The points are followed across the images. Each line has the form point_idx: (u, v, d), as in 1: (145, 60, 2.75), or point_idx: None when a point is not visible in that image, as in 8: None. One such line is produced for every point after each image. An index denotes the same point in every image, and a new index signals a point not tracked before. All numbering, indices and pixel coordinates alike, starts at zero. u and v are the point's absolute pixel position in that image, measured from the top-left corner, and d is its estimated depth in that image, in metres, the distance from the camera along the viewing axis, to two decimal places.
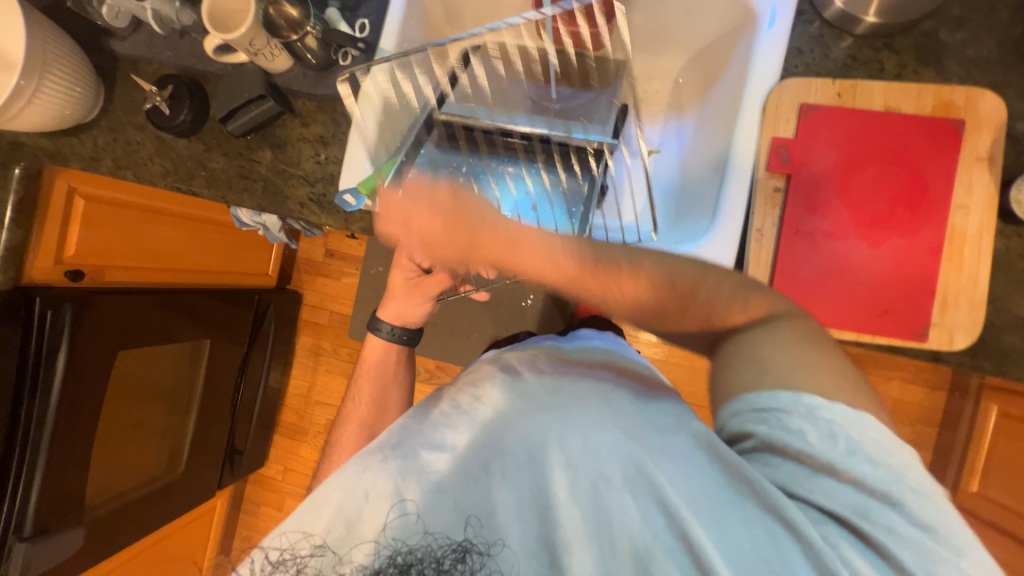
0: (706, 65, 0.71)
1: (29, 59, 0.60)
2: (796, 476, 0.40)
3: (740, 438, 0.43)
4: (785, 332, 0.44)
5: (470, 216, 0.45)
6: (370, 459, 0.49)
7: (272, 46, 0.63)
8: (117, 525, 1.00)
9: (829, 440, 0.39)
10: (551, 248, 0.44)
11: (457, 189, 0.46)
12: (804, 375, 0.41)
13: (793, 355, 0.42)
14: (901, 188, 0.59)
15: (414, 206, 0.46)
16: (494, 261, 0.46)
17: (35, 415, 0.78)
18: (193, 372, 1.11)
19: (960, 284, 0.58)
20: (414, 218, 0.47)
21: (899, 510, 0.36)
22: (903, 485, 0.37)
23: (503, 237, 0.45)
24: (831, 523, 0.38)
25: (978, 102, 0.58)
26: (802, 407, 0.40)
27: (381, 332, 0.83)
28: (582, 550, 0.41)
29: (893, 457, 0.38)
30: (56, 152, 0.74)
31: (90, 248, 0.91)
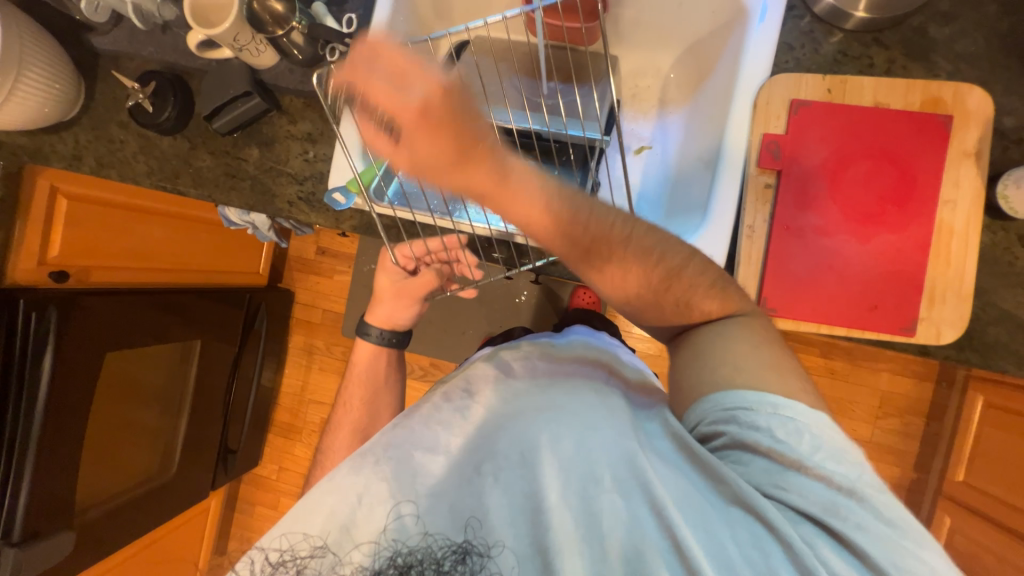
0: (699, 59, 0.70)
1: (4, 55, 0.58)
2: (770, 474, 0.41)
3: (712, 437, 0.45)
4: (747, 335, 0.48)
5: (467, 120, 0.34)
6: (363, 461, 0.48)
7: (257, 41, 0.62)
8: (109, 527, 0.99)
9: (792, 435, 0.41)
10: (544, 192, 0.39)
11: (452, 76, 0.34)
12: (768, 377, 0.45)
13: (755, 356, 0.47)
14: (890, 185, 0.60)
15: (402, 91, 0.33)
16: (479, 192, 0.38)
17: (21, 418, 0.76)
18: (184, 372, 1.09)
19: (947, 280, 0.58)
20: (397, 107, 0.33)
21: (865, 505, 0.38)
22: (864, 480, 0.39)
23: (499, 167, 0.37)
24: (806, 522, 0.39)
25: (967, 98, 0.59)
26: (767, 404, 0.43)
27: (369, 336, 0.82)
28: (575, 555, 0.41)
29: (850, 453, 0.41)
30: (37, 151, 0.72)
31: (75, 248, 0.89)
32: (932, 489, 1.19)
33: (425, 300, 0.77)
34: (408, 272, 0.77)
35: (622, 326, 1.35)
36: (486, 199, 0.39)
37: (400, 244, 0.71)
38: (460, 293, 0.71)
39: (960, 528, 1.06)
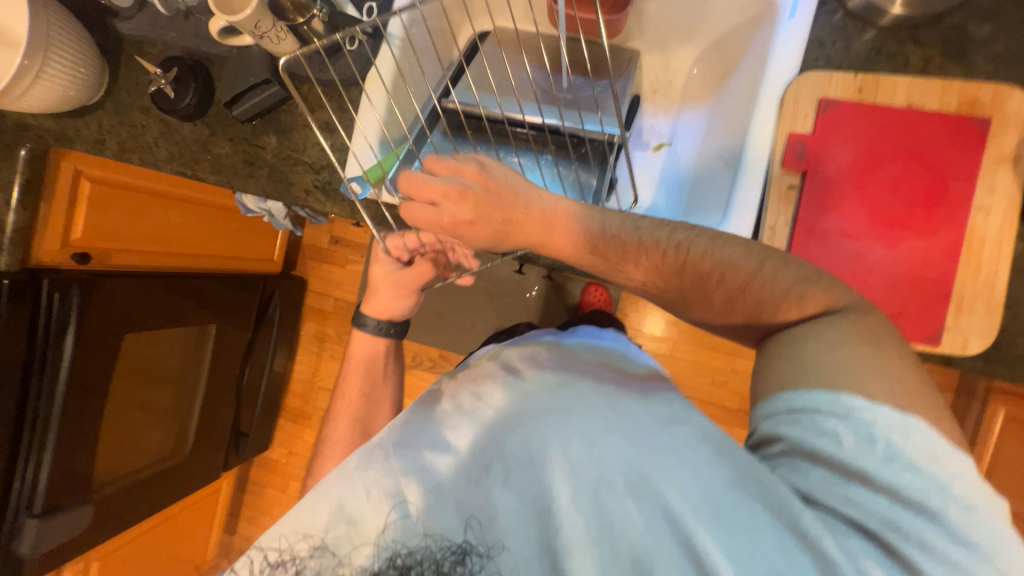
0: (724, 54, 0.67)
1: (33, 38, 0.59)
2: (828, 484, 0.38)
3: (770, 442, 0.43)
4: (839, 334, 0.42)
5: (498, 197, 0.47)
6: (370, 457, 0.49)
7: (278, 29, 0.61)
8: (125, 502, 1.02)
9: (864, 444, 0.37)
10: (586, 221, 0.48)
11: (473, 170, 0.47)
12: (851, 379, 0.39)
13: (839, 358, 0.41)
14: (921, 189, 0.58)
15: (438, 212, 0.47)
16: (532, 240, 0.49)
17: (45, 394, 0.79)
18: (199, 356, 1.12)
19: (976, 289, 0.56)
20: (441, 221, 0.48)
21: (937, 524, 0.34)
22: (945, 496, 0.35)
23: (540, 220, 0.48)
24: (854, 533, 0.36)
25: (1006, 100, 0.56)
26: (840, 409, 0.39)
27: (366, 326, 0.82)
28: (584, 555, 0.42)
29: (939, 465, 0.36)
30: (63, 134, 0.73)
31: (99, 231, 0.92)
32: None
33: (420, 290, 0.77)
34: (403, 263, 0.77)
35: (633, 324, 1.34)
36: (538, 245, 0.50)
37: (391, 234, 0.72)
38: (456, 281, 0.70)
39: None
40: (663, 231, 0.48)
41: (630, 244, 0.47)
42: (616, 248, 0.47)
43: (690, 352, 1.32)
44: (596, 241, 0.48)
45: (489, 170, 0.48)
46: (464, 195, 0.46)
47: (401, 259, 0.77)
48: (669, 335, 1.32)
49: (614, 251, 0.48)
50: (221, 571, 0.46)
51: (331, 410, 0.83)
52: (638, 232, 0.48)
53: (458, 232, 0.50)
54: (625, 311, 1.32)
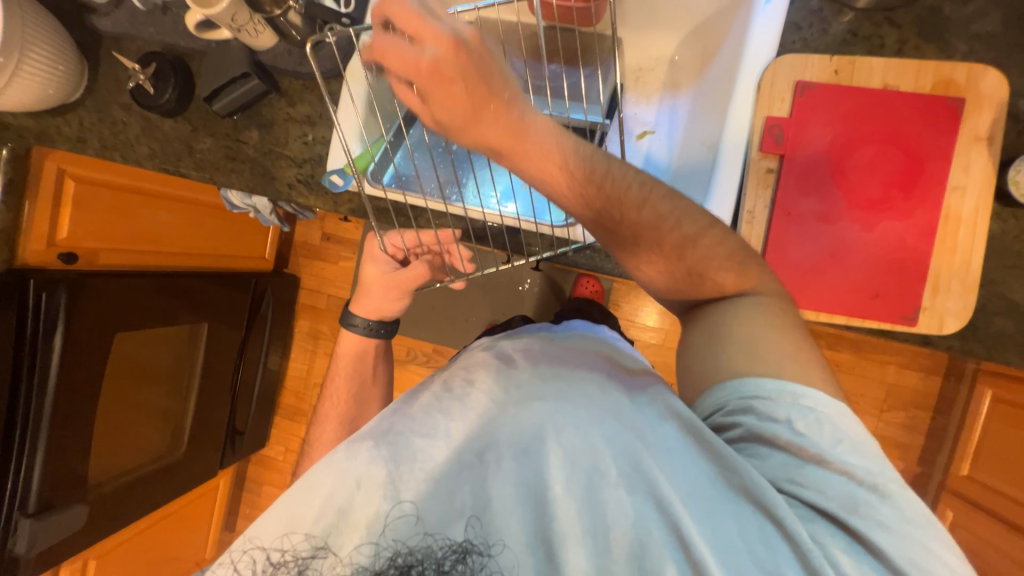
0: (704, 41, 0.67)
1: (9, 16, 0.58)
2: (786, 468, 0.40)
3: (725, 429, 0.43)
4: (767, 322, 0.45)
5: (486, 70, 0.36)
6: (359, 447, 0.48)
7: (255, 22, 0.61)
8: (121, 501, 1.03)
9: (813, 428, 0.39)
10: (564, 150, 0.41)
11: (472, 32, 0.37)
12: (791, 368, 0.42)
13: (760, 336, 0.44)
14: (898, 170, 0.58)
15: (417, 51, 0.35)
16: (498, 145, 0.40)
17: (35, 396, 0.79)
18: (192, 356, 1.12)
19: (952, 268, 0.57)
20: (415, 66, 0.35)
21: (887, 501, 0.37)
22: (886, 476, 0.38)
23: (514, 121, 0.39)
24: (819, 520, 0.38)
25: (980, 79, 0.57)
26: (787, 394, 0.40)
27: (354, 326, 0.81)
28: (578, 545, 0.42)
29: (872, 448, 0.39)
30: (44, 133, 0.73)
31: (84, 231, 0.91)
32: (936, 483, 1.19)
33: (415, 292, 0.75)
34: (397, 262, 0.77)
35: (625, 316, 1.34)
36: (503, 155, 0.41)
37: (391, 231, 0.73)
38: (450, 283, 0.69)
39: (962, 521, 1.06)
40: (636, 175, 0.45)
41: (592, 176, 0.42)
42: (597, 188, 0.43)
43: None
44: (583, 179, 0.42)
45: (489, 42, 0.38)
46: (456, 49, 0.35)
47: (396, 258, 0.77)
48: (663, 326, 1.32)
49: (584, 183, 0.42)
50: (220, 567, 0.46)
51: (315, 409, 0.83)
52: (615, 196, 0.44)
53: (421, 93, 0.37)
54: (618, 302, 1.33)
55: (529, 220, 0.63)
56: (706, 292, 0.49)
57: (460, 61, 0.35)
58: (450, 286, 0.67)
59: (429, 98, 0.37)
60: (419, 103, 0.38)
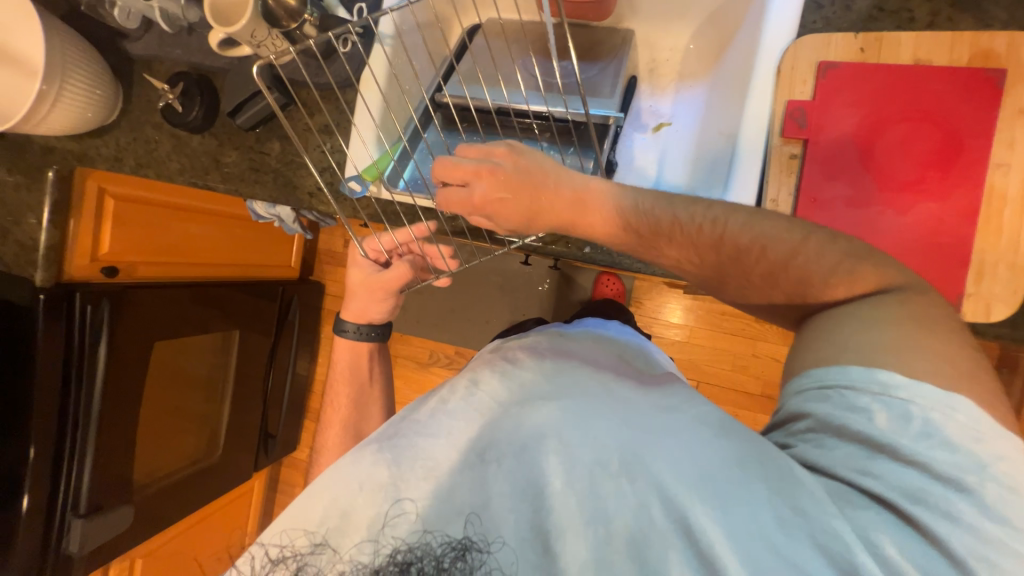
0: (720, 29, 0.66)
1: (50, 47, 0.62)
2: (854, 459, 0.36)
3: (797, 419, 0.41)
4: (885, 314, 0.39)
5: (530, 180, 0.46)
6: (362, 451, 0.48)
7: (274, 37, 0.62)
8: (164, 503, 1.08)
9: (898, 421, 0.35)
10: (619, 208, 0.46)
11: (507, 157, 0.47)
12: (896, 359, 0.37)
13: (869, 331, 0.39)
14: (933, 149, 0.55)
15: (469, 192, 0.47)
16: (560, 221, 0.48)
17: (83, 403, 0.84)
18: (225, 362, 1.17)
19: (998, 251, 0.53)
20: (472, 202, 0.48)
21: (968, 498, 0.33)
22: (984, 474, 0.33)
23: (571, 195, 0.46)
24: (876, 508, 0.34)
25: (1023, 49, 0.53)
26: (875, 385, 0.37)
27: (347, 333, 0.83)
28: (576, 538, 0.40)
29: (983, 448, 0.34)
30: (84, 154, 0.77)
31: (122, 245, 0.96)
32: None
33: (400, 292, 0.76)
34: (380, 265, 0.78)
35: (648, 313, 1.32)
36: (570, 228, 0.48)
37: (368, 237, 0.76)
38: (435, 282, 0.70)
39: None
40: (700, 213, 0.45)
41: (648, 231, 0.46)
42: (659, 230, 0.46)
43: (708, 338, 1.30)
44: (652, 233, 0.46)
45: (523, 152, 0.48)
46: (498, 172, 0.47)
47: (379, 261, 0.79)
48: (687, 322, 1.29)
49: (647, 232, 0.46)
50: (229, 566, 0.48)
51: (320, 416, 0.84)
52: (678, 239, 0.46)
53: (488, 214, 0.49)
54: (640, 299, 1.31)
55: None
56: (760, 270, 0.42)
57: (509, 176, 0.46)
58: (435, 282, 0.70)
59: (489, 208, 0.48)
60: (488, 220, 0.50)
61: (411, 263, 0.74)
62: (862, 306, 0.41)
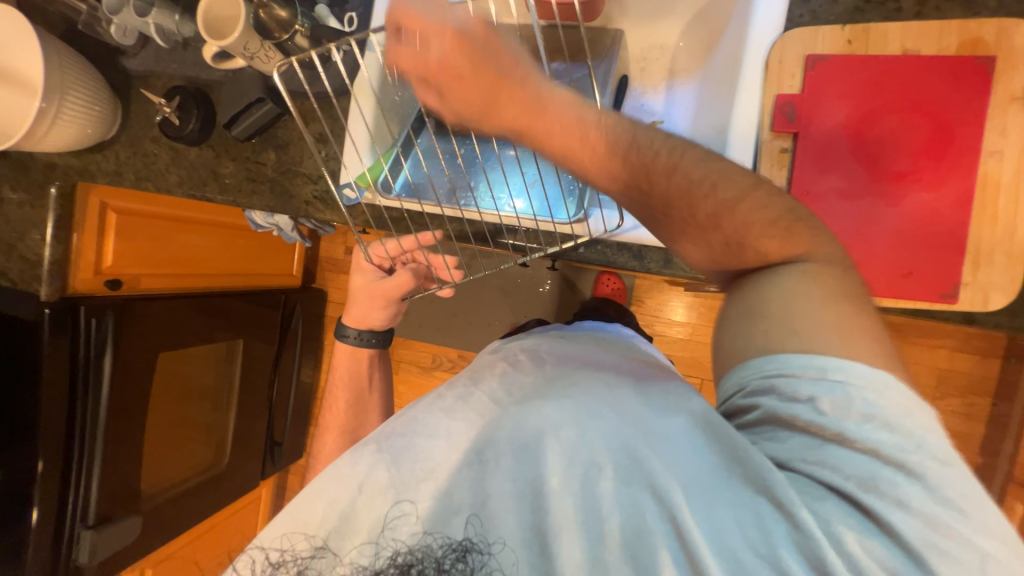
0: (707, 27, 0.66)
1: (48, 66, 0.64)
2: (802, 449, 0.36)
3: (746, 409, 0.39)
4: (812, 291, 0.38)
5: (495, 55, 0.40)
6: (361, 453, 0.48)
7: (267, 49, 0.63)
8: (171, 512, 1.08)
9: (841, 406, 0.35)
10: (583, 124, 0.41)
11: (475, 22, 0.40)
12: (832, 343, 0.36)
13: (812, 313, 0.37)
14: (925, 139, 0.55)
15: (427, 52, 0.40)
16: (517, 124, 0.41)
17: (89, 415, 0.85)
18: (229, 371, 1.17)
19: (995, 239, 0.53)
20: (427, 66, 0.40)
21: (915, 481, 0.32)
22: (924, 454, 0.33)
23: (530, 98, 0.40)
24: (831, 497, 0.34)
25: (1011, 36, 0.53)
26: (812, 370, 0.36)
27: (348, 338, 0.84)
28: (573, 537, 0.40)
29: (916, 425, 0.34)
30: (85, 170, 0.78)
31: (124, 258, 0.97)
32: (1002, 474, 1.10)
33: (402, 299, 0.77)
34: (383, 271, 0.79)
35: (650, 312, 1.32)
36: (526, 135, 0.42)
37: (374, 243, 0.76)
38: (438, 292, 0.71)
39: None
40: (666, 142, 0.42)
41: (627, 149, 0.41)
42: (634, 158, 0.41)
43: (711, 335, 1.29)
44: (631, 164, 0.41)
45: (495, 27, 0.41)
46: (461, 38, 0.39)
47: (382, 267, 0.80)
48: (690, 320, 1.29)
49: (611, 152, 0.41)
50: (228, 569, 0.49)
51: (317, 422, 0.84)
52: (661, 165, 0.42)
53: (440, 90, 0.41)
54: (641, 298, 1.31)
55: (546, 220, 0.63)
56: (749, 262, 0.42)
57: (477, 36, 0.40)
58: (438, 291, 0.71)
59: (442, 82, 0.40)
60: (438, 101, 0.42)
61: (415, 271, 0.75)
62: (786, 279, 0.40)
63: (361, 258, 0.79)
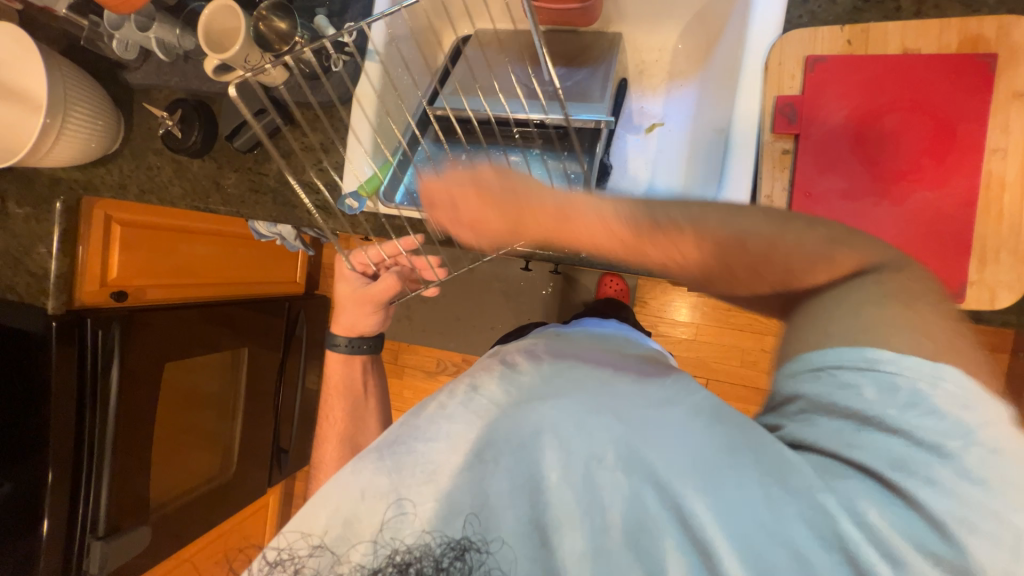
0: (706, 28, 0.66)
1: (53, 83, 0.64)
2: (839, 433, 0.35)
3: (789, 400, 0.39)
4: (873, 295, 0.37)
5: (516, 193, 0.43)
6: (363, 461, 0.47)
7: (266, 61, 0.64)
8: (181, 522, 1.09)
9: (886, 394, 0.33)
10: (603, 213, 0.40)
11: (493, 173, 0.45)
12: (891, 335, 0.35)
13: (870, 313, 0.36)
14: (927, 138, 0.54)
15: (456, 203, 0.46)
16: (550, 232, 0.42)
17: (97, 426, 0.85)
18: (235, 379, 1.18)
19: (1001, 237, 0.52)
20: (462, 221, 0.47)
21: (950, 462, 0.30)
22: (969, 440, 0.31)
23: (551, 209, 0.41)
24: (856, 475, 0.33)
25: (1012, 33, 0.53)
26: (865, 361, 0.35)
27: (338, 346, 0.83)
28: (573, 530, 0.40)
29: (970, 412, 0.31)
30: (90, 183, 0.79)
31: (130, 270, 0.98)
32: None
33: (390, 303, 0.76)
34: (368, 277, 0.80)
35: (653, 313, 1.32)
36: (557, 238, 0.43)
37: (356, 251, 0.79)
38: (422, 292, 0.71)
39: None
40: (688, 212, 0.40)
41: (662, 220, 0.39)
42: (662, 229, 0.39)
43: (716, 335, 1.29)
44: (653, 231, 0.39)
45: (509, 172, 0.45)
46: (483, 191, 0.44)
47: (365, 274, 0.81)
48: (694, 320, 1.29)
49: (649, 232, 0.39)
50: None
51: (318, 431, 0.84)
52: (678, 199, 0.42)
53: (477, 230, 0.47)
54: (645, 299, 1.31)
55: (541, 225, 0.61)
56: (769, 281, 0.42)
57: (495, 185, 0.44)
58: (424, 291, 0.72)
59: (479, 226, 0.46)
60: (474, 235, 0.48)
61: (399, 274, 0.76)
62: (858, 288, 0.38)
63: (343, 265, 0.80)
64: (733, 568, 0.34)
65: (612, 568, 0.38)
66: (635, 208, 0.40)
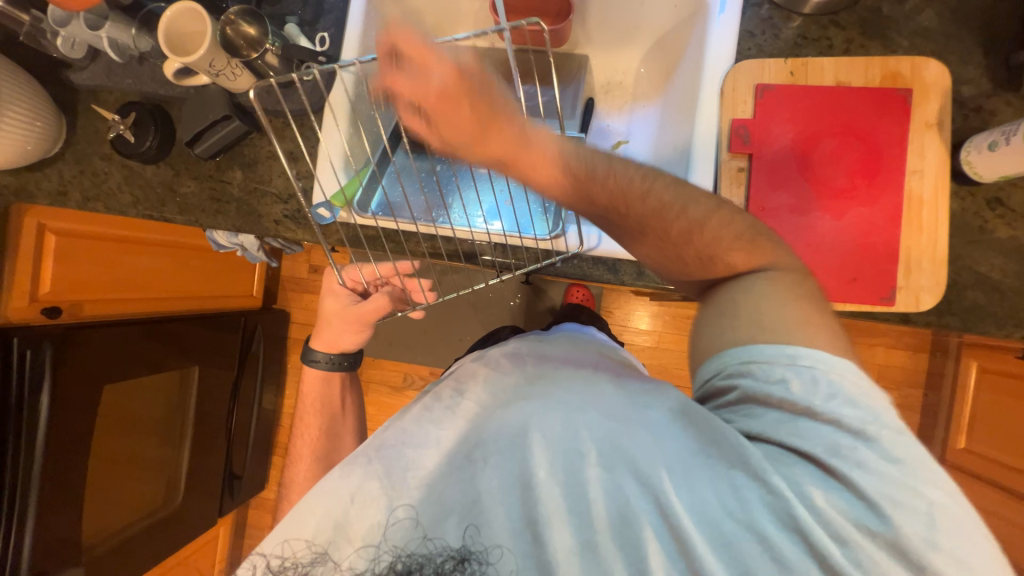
0: (666, 54, 0.72)
1: None
2: (778, 423, 0.38)
3: (724, 391, 0.42)
4: (781, 292, 0.43)
5: (490, 99, 0.42)
6: (353, 464, 0.47)
7: (234, 66, 0.61)
8: (117, 561, 0.99)
9: (808, 387, 0.38)
10: (563, 154, 0.45)
11: (469, 60, 0.43)
12: (801, 334, 0.40)
13: (788, 313, 0.42)
14: (858, 160, 0.61)
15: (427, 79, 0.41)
16: (502, 155, 0.44)
17: (21, 459, 0.76)
18: (184, 403, 1.10)
19: (921, 248, 0.59)
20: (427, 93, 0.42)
21: (872, 446, 0.35)
22: (879, 424, 0.36)
23: (516, 134, 0.44)
24: (799, 462, 0.37)
25: (923, 70, 0.61)
26: (785, 357, 0.39)
27: (318, 362, 0.81)
28: (562, 526, 0.41)
29: (873, 401, 0.37)
30: (22, 190, 0.72)
31: (66, 282, 0.91)
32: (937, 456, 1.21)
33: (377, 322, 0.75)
34: (358, 295, 0.77)
35: (617, 321, 1.36)
36: (509, 165, 0.45)
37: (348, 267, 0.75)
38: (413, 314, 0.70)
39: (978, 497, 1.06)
40: (639, 170, 0.46)
41: (599, 168, 0.45)
42: (598, 181, 0.45)
43: (676, 341, 1.35)
44: (586, 177, 0.45)
45: (487, 68, 0.43)
46: (460, 74, 0.41)
47: (357, 291, 0.77)
48: (655, 328, 1.34)
49: (586, 179, 0.45)
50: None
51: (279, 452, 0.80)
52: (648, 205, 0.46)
53: (431, 116, 0.43)
54: (610, 308, 1.35)
55: (515, 235, 0.66)
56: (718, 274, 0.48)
57: (467, 86, 0.41)
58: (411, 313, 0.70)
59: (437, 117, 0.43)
60: (426, 127, 0.44)
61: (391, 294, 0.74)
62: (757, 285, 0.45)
63: (333, 280, 0.76)
64: (710, 558, 0.36)
65: (599, 559, 0.39)
66: (594, 161, 0.46)
